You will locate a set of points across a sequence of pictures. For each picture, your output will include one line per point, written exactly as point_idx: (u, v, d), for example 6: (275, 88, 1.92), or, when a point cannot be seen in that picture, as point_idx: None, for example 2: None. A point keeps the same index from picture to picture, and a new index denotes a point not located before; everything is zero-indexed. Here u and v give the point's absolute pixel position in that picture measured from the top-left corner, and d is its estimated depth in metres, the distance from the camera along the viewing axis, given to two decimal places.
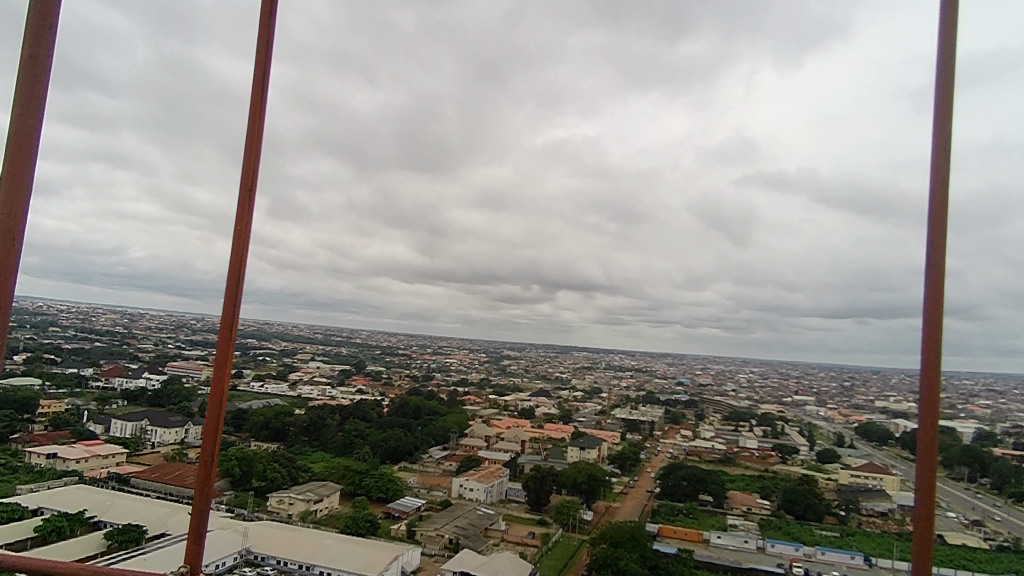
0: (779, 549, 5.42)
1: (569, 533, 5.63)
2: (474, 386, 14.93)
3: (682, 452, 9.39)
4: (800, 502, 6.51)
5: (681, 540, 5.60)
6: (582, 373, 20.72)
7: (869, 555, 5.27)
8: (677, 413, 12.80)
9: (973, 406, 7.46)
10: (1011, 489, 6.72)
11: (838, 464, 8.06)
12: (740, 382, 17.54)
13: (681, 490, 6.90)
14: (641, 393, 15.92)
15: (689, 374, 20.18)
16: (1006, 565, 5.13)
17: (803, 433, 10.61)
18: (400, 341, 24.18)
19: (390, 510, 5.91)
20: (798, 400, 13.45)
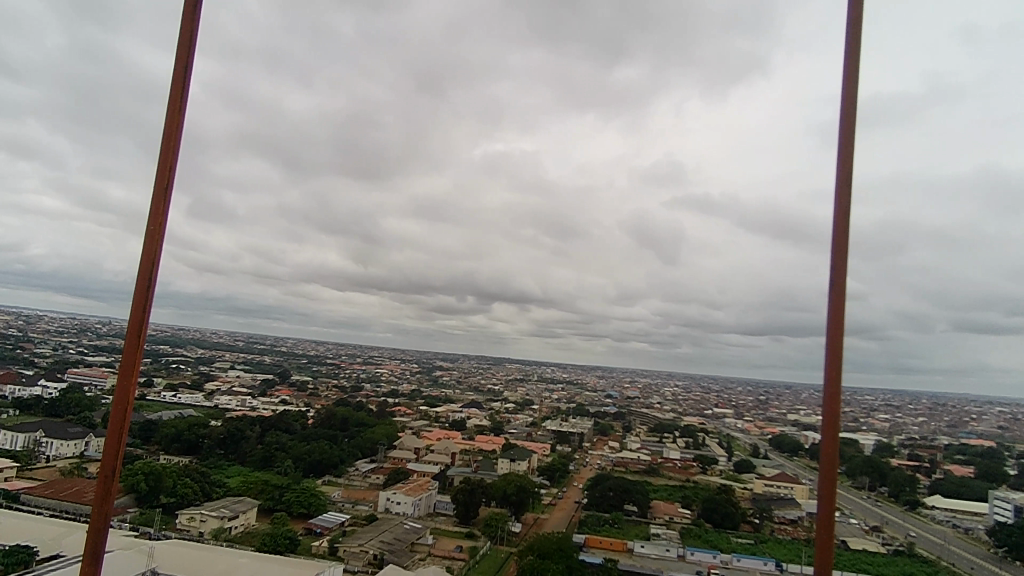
0: (698, 557, 5.63)
1: (497, 545, 5.63)
2: (404, 396, 14.67)
3: (609, 464, 9.60)
4: (718, 511, 6.80)
5: (606, 550, 5.73)
6: (514, 384, 20.86)
7: (779, 561, 5.57)
8: (605, 425, 13.11)
9: (872, 420, 8.40)
10: (906, 498, 7.30)
11: (753, 474, 8.62)
12: (665, 395, 18.30)
13: (608, 500, 7.02)
14: (571, 404, 16.22)
15: (617, 387, 20.82)
16: (902, 568, 5.50)
17: (722, 444, 11.12)
18: (328, 349, 23.39)
19: (311, 526, 5.69)
20: (718, 413, 14.19)
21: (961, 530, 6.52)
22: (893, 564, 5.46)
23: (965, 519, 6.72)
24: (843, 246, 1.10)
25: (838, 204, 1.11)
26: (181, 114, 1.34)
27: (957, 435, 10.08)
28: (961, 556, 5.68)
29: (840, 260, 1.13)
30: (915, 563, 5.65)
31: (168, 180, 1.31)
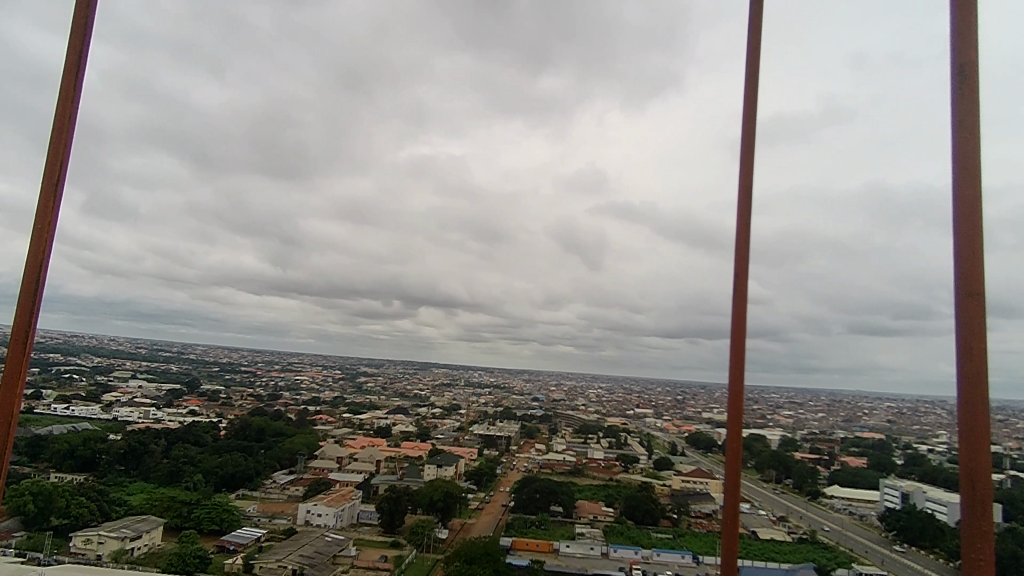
0: (620, 554, 5.81)
1: (423, 553, 5.56)
2: (326, 404, 14.22)
3: (535, 466, 9.73)
4: (639, 508, 7.04)
5: (532, 552, 5.80)
6: (441, 390, 20.72)
7: (696, 554, 5.86)
8: (532, 428, 13.29)
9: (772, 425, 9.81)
10: (809, 488, 7.92)
11: (672, 470, 9.05)
12: (589, 397, 18.91)
13: (534, 502, 7.10)
14: (498, 408, 16.36)
15: (543, 390, 21.24)
16: (806, 555, 5.81)
17: (642, 443, 11.55)
18: (243, 357, 22.29)
19: (224, 543, 5.41)
20: (638, 414, 14.82)
21: (855, 516, 7.00)
22: (796, 551, 5.81)
23: (859, 506, 7.26)
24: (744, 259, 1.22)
25: (739, 217, 1.23)
26: (75, 103, 1.26)
27: (850, 429, 11.09)
28: (855, 541, 6.18)
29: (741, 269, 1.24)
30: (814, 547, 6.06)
31: (57, 178, 1.24)
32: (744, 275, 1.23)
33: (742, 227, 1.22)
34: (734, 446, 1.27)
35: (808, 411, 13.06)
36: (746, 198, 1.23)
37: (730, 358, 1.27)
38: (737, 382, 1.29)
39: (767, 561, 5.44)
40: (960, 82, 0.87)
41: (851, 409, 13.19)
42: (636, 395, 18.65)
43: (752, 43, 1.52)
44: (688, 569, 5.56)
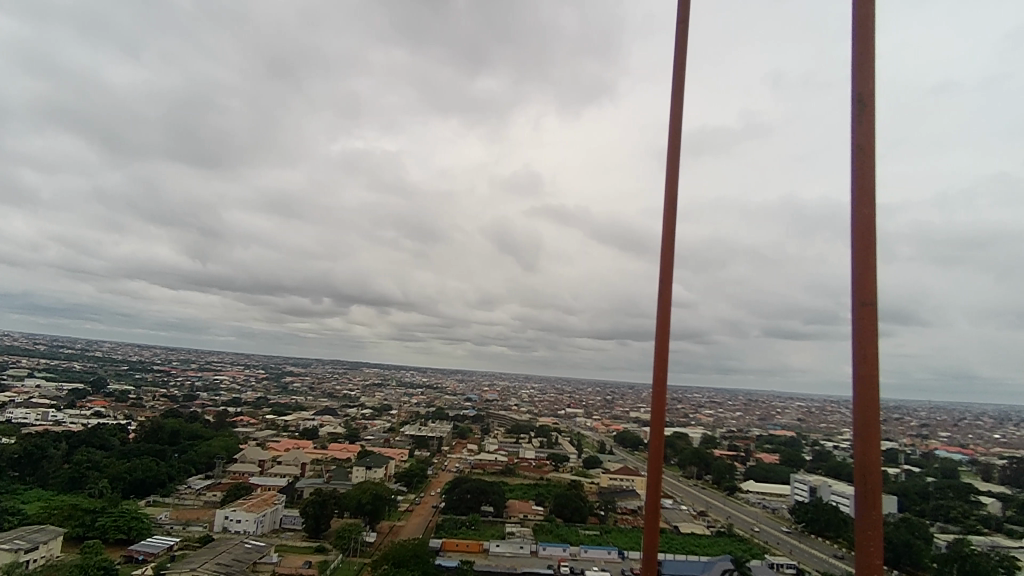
0: (549, 551, 5.88)
1: (349, 558, 5.41)
2: (248, 406, 13.59)
3: (467, 466, 9.70)
4: (568, 506, 7.07)
5: (462, 552, 5.77)
6: (372, 389, 20.32)
7: (622, 549, 6.02)
8: (464, 428, 13.25)
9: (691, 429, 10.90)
10: (726, 483, 8.25)
11: (600, 469, 9.30)
12: (522, 398, 19.13)
13: (465, 503, 7.04)
14: (431, 408, 16.23)
15: (476, 390, 21.29)
16: (723, 547, 5.95)
17: (572, 442, 11.80)
18: (156, 356, 20.96)
19: (132, 553, 5.03)
20: (569, 414, 15.15)
21: (769, 509, 7.42)
22: (714, 543, 6.02)
23: (772, 500, 7.68)
24: (669, 264, 1.25)
25: (665, 224, 1.26)
26: None
27: (765, 427, 11.79)
28: (769, 533, 6.53)
29: (666, 274, 1.28)
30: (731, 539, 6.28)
31: None
32: (669, 279, 1.26)
33: (668, 234, 1.26)
34: (656, 451, 1.28)
35: (727, 412, 13.79)
36: (671, 208, 1.25)
37: (655, 362, 1.28)
38: (660, 380, 1.32)
39: (687, 555, 5.63)
40: (859, 107, 0.91)
41: (765, 410, 14.06)
42: (567, 397, 19.04)
43: (679, 62, 1.57)
44: (614, 565, 5.69)
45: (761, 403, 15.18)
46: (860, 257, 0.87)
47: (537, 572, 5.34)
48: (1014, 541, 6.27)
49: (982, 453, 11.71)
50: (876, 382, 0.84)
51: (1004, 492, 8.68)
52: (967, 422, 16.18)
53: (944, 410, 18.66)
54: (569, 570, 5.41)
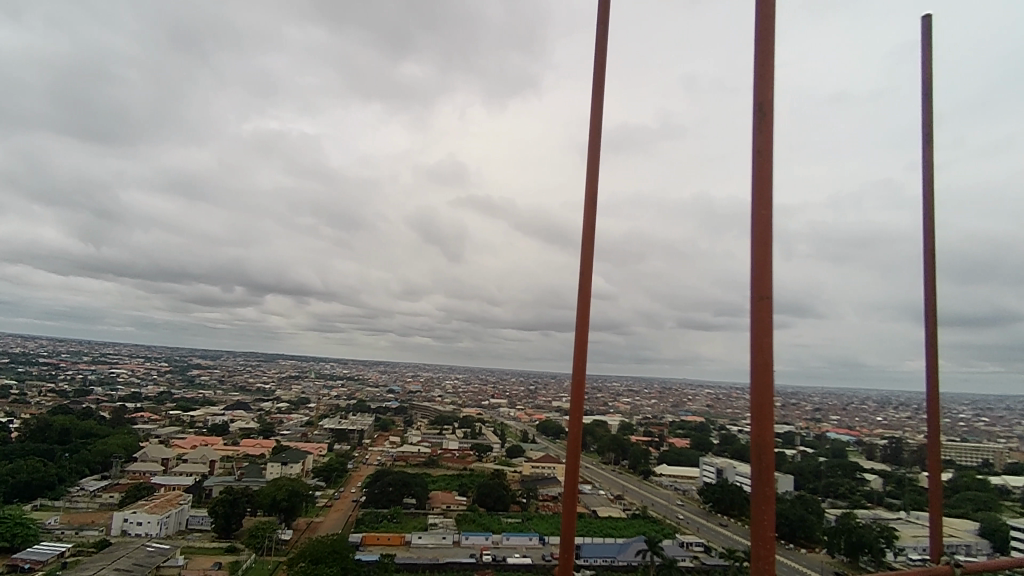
0: (471, 540, 5.90)
1: (263, 557, 5.17)
2: (150, 401, 12.68)
3: (389, 458, 9.53)
4: (490, 495, 7.13)
5: (383, 546, 5.68)
6: (289, 382, 19.57)
7: (543, 535, 6.16)
8: (386, 420, 13.04)
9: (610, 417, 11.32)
10: (641, 467, 8.64)
11: (522, 458, 9.46)
12: (446, 389, 19.09)
13: (386, 496, 6.94)
14: (352, 400, 15.82)
15: (399, 382, 21.02)
16: (637, 528, 6.23)
17: (495, 432, 11.92)
18: (41, 348, 19.10)
19: (15, 561, 4.56)
20: (493, 404, 15.27)
21: (679, 491, 7.84)
22: (630, 525, 6.28)
23: (683, 482, 8.10)
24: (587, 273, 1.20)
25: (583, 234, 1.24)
26: None
27: (677, 413, 12.46)
28: (679, 514, 6.90)
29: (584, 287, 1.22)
30: (645, 520, 6.58)
31: None
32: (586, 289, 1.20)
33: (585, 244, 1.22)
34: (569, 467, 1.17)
35: (643, 400, 14.42)
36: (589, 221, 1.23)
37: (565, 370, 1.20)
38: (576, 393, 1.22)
39: (604, 536, 5.85)
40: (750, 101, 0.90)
41: (677, 397, 14.84)
42: (491, 388, 19.22)
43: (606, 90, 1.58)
44: (535, 550, 5.81)
45: (674, 391, 16.03)
46: (759, 235, 0.79)
47: (459, 561, 5.33)
48: (891, 513, 6.99)
49: (865, 433, 12.99)
50: (770, 362, 0.77)
51: (883, 468, 9.63)
52: (854, 406, 17.84)
53: (833, 395, 20.56)
54: (491, 558, 5.43)
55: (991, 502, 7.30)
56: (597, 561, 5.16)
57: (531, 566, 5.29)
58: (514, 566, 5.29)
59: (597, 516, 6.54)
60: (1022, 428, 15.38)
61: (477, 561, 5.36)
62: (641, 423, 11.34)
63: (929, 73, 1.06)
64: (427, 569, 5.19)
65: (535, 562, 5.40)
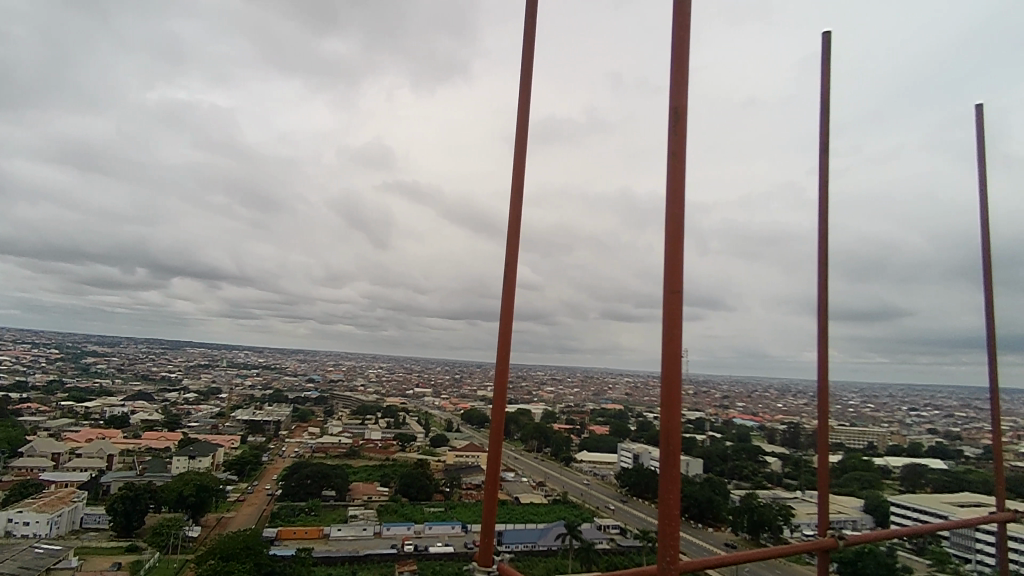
0: (393, 531, 5.84)
1: (168, 555, 4.87)
2: (37, 391, 11.57)
3: (307, 450, 9.22)
4: (413, 485, 7.09)
5: (299, 540, 5.50)
6: (199, 371, 18.47)
7: (465, 523, 6.19)
8: (305, 411, 12.61)
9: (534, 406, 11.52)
10: (563, 454, 8.87)
11: (446, 447, 9.45)
12: (369, 378, 18.74)
13: (304, 489, 6.73)
14: (268, 390, 15.17)
15: (319, 371, 20.39)
16: (558, 513, 6.39)
17: (420, 421, 11.85)
18: None
19: None
20: (417, 394, 15.17)
21: (599, 476, 8.11)
22: (550, 511, 6.43)
23: (602, 467, 8.39)
24: None
25: None
26: None
27: (598, 402, 12.90)
28: (598, 498, 7.16)
29: None
30: (565, 505, 6.77)
31: None
32: None
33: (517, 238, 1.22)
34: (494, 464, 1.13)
35: (566, 388, 14.82)
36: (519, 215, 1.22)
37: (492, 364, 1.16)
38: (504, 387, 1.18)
39: (526, 523, 5.95)
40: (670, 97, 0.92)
41: (598, 386, 15.37)
42: (415, 377, 19.06)
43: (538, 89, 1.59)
44: (457, 539, 5.83)
45: (595, 380, 16.57)
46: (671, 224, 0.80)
47: (379, 552, 5.26)
48: (788, 493, 7.58)
49: (767, 418, 14.00)
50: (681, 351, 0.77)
51: (782, 451, 10.42)
52: (758, 393, 19.17)
53: (740, 383, 22.01)
54: (413, 548, 5.39)
55: (873, 481, 8.08)
56: (519, 547, 5.26)
57: (453, 554, 5.32)
58: (436, 555, 5.29)
59: (520, 503, 6.66)
60: (900, 414, 17.15)
61: (398, 551, 5.30)
62: (563, 412, 11.63)
63: (827, 90, 1.15)
64: (346, 562, 5.08)
65: (458, 550, 5.42)
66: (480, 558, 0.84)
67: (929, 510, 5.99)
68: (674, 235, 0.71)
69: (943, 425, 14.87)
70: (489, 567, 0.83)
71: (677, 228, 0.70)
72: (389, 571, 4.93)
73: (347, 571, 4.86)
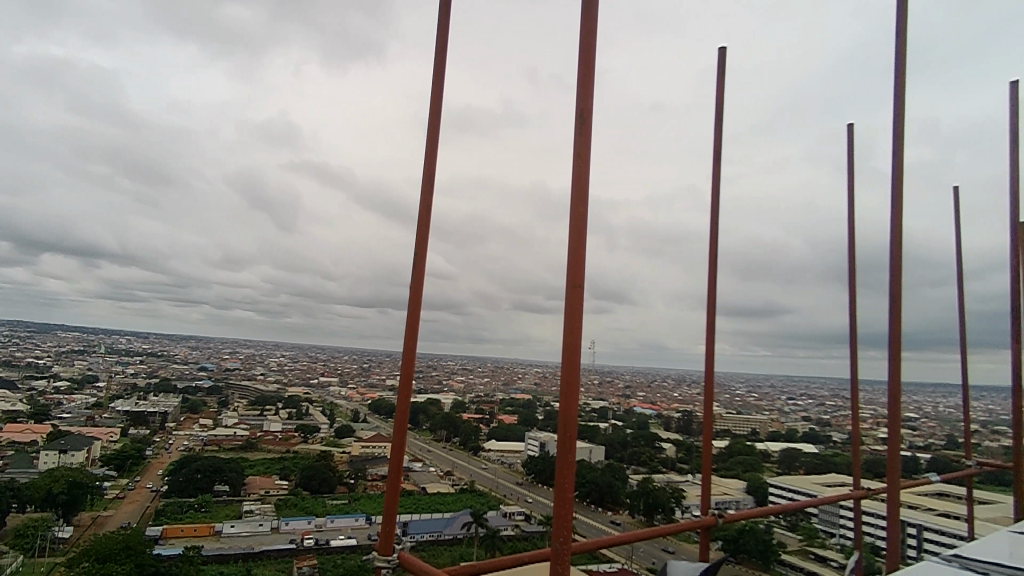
0: (292, 526, 5.66)
1: (33, 559, 4.42)
2: None
3: (198, 443, 8.66)
4: (316, 478, 6.91)
5: (187, 538, 5.20)
6: (71, 358, 16.72)
7: (368, 515, 6.12)
8: (196, 401, 11.83)
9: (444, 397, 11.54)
10: (472, 444, 8.97)
11: (351, 438, 9.26)
12: (269, 367, 17.90)
13: (194, 484, 6.35)
14: (154, 379, 14.06)
15: (213, 359, 19.19)
16: (465, 502, 6.47)
17: (324, 412, 11.49)
18: None
19: None
20: (322, 384, 14.71)
21: (506, 464, 8.27)
22: (457, 500, 6.50)
23: (509, 456, 8.58)
24: None
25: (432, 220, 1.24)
26: None
27: (507, 392, 13.14)
28: (504, 486, 7.33)
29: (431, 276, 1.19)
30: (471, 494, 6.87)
31: None
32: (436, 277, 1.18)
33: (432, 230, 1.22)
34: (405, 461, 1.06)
35: (477, 379, 14.97)
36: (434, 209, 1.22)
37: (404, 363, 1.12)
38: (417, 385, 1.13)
39: (432, 513, 5.98)
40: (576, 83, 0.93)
41: (508, 376, 15.66)
42: (320, 366, 18.44)
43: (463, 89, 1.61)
44: (360, 531, 5.76)
45: (505, 370, 16.85)
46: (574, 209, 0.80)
47: (276, 548, 5.08)
48: (680, 477, 8.15)
49: (664, 407, 14.90)
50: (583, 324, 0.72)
51: (677, 437, 11.15)
52: (657, 383, 20.38)
53: (641, 374, 23.26)
54: (312, 543, 5.25)
55: (754, 464, 8.86)
56: (424, 537, 5.28)
57: (355, 547, 5.25)
58: (338, 548, 5.20)
59: (426, 493, 6.69)
60: (779, 403, 18.90)
61: (297, 547, 5.15)
62: (472, 402, 11.75)
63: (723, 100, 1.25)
64: (239, 559, 4.86)
65: (360, 543, 5.36)
66: (380, 547, 0.79)
67: (799, 490, 6.66)
68: (578, 225, 0.73)
69: (815, 413, 16.55)
70: (389, 557, 0.78)
71: (581, 221, 0.73)
72: (287, 567, 4.77)
73: (240, 568, 4.66)
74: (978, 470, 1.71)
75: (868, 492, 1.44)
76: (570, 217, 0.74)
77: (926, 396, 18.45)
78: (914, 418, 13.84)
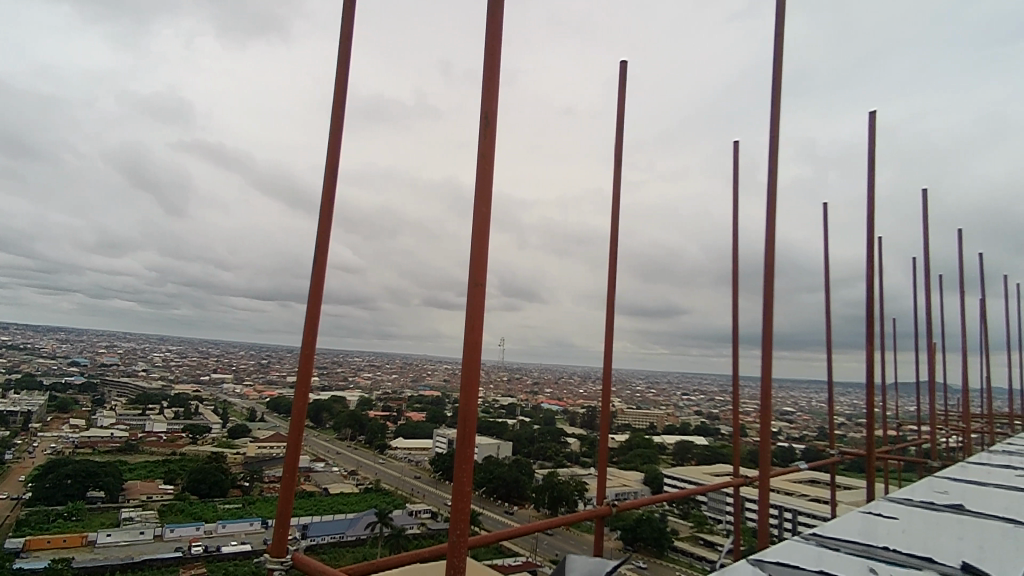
0: (178, 533, 5.36)
1: None
2: None
3: (67, 445, 7.89)
4: (206, 481, 6.58)
5: (55, 550, 4.78)
6: None
7: (264, 518, 5.92)
8: (67, 400, 10.74)
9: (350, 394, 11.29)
10: (378, 442, 8.87)
11: (246, 439, 8.85)
12: (155, 363, 16.59)
13: (63, 490, 5.78)
14: (14, 374, 12.60)
15: (88, 353, 17.48)
16: (368, 502, 6.43)
17: (216, 411, 10.87)
18: None
19: None
20: (216, 381, 13.87)
21: (413, 462, 8.25)
22: (361, 499, 6.43)
23: (416, 454, 8.56)
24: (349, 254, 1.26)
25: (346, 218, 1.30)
26: None
27: (416, 389, 13.07)
28: (408, 484, 7.35)
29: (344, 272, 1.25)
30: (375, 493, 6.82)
31: None
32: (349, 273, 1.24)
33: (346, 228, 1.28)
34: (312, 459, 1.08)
35: (385, 376, 14.74)
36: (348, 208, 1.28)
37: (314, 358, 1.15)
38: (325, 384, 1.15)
39: (334, 514, 5.88)
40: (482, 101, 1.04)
41: (417, 373, 15.58)
42: (214, 362, 17.37)
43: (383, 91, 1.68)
44: (255, 536, 5.56)
45: (414, 367, 16.75)
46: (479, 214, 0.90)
47: (159, 557, 4.81)
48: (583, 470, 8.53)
49: (570, 403, 15.47)
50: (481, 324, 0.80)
51: (581, 432, 11.63)
52: (563, 380, 21.09)
53: (549, 371, 23.95)
54: (201, 550, 5.01)
55: (651, 456, 9.44)
56: (325, 539, 5.19)
57: (249, 552, 5.08)
58: (229, 555, 5.00)
59: (327, 493, 6.58)
60: (674, 398, 20.20)
61: (183, 555, 4.90)
62: (379, 399, 11.59)
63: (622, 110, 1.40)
64: (116, 571, 4.55)
65: (254, 548, 5.18)
66: (273, 548, 0.80)
67: (690, 479, 7.20)
68: (478, 234, 0.82)
69: (706, 407, 17.83)
70: (282, 557, 0.79)
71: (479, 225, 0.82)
72: None
73: None
74: (837, 457, 1.99)
75: (744, 480, 1.65)
76: (470, 230, 0.83)
77: (800, 391, 20.46)
78: (791, 412, 15.32)
